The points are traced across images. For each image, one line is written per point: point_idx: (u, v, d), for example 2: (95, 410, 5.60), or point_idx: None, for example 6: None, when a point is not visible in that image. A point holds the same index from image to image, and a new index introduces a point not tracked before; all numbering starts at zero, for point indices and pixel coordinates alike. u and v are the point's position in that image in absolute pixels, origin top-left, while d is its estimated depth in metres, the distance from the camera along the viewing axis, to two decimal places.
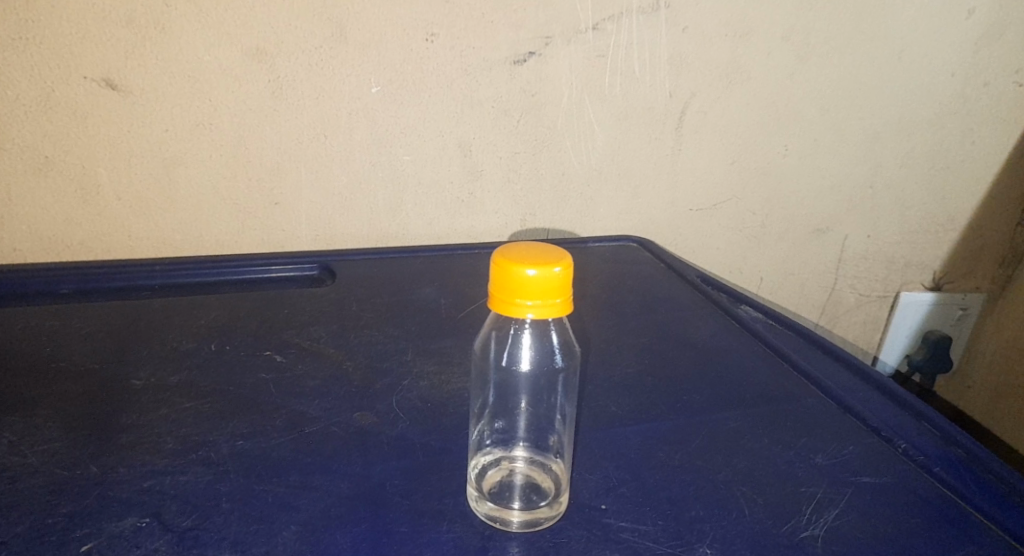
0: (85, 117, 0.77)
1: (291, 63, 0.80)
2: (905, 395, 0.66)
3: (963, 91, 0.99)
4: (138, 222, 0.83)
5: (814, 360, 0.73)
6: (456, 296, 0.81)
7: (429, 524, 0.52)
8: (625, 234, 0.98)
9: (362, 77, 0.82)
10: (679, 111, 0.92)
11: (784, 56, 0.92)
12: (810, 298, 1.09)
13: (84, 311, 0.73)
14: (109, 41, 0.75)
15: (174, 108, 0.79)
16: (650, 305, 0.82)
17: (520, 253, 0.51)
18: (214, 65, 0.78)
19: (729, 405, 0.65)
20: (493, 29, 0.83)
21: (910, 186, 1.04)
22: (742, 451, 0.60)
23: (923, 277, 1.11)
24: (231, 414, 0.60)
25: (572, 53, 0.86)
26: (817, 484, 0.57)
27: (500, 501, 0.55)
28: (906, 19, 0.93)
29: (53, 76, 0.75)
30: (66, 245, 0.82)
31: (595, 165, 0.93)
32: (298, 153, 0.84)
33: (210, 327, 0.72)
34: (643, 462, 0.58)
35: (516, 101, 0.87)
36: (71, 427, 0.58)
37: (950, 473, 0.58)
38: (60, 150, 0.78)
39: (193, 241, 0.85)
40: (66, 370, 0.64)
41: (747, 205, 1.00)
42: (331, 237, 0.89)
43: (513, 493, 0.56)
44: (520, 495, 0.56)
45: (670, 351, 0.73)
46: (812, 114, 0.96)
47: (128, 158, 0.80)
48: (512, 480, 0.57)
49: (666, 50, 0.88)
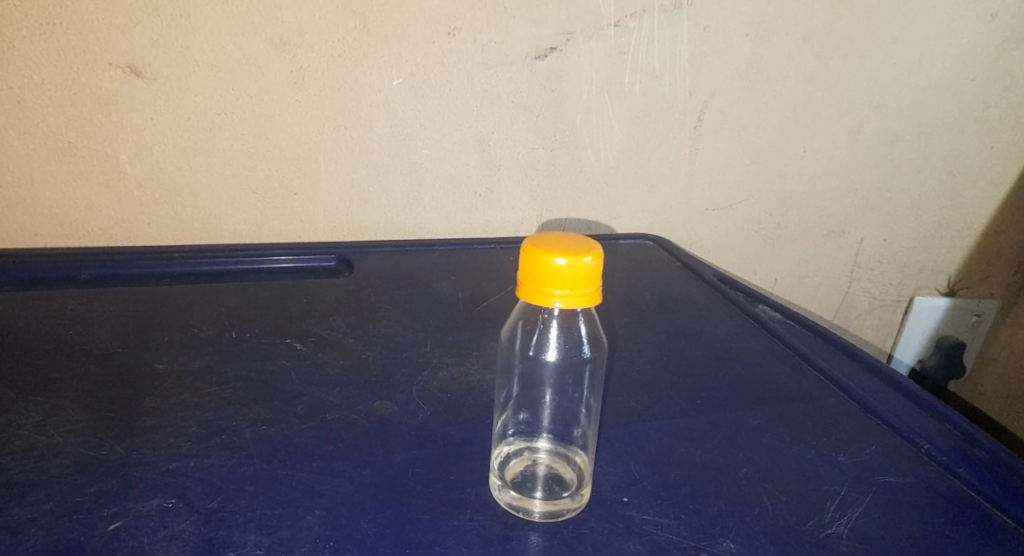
0: (109, 104, 0.78)
1: (313, 54, 0.80)
2: (926, 397, 0.66)
3: (982, 98, 0.99)
4: (158, 209, 0.83)
5: (832, 360, 0.72)
6: (474, 290, 0.81)
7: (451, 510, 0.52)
8: (641, 233, 0.98)
9: (384, 69, 0.82)
10: (698, 110, 0.92)
11: (805, 57, 0.92)
12: (824, 300, 1.09)
13: (106, 297, 0.73)
14: (136, 28, 0.75)
15: (197, 96, 0.79)
16: (668, 303, 0.82)
17: (551, 243, 0.51)
18: (239, 54, 0.78)
19: (750, 403, 0.65)
20: (515, 24, 0.83)
21: (927, 190, 1.04)
22: (764, 449, 0.60)
23: (937, 283, 1.11)
24: (253, 400, 0.60)
25: (593, 50, 0.86)
26: (839, 483, 0.57)
27: (524, 490, 0.55)
28: (926, 23, 0.93)
29: (79, 62, 0.75)
30: (86, 231, 0.82)
31: (613, 163, 0.93)
32: (318, 144, 0.84)
33: (230, 315, 0.72)
34: (665, 457, 0.58)
35: (536, 97, 0.87)
36: (94, 409, 0.58)
37: (972, 474, 0.58)
38: (84, 136, 0.78)
39: (211, 230, 0.85)
40: (88, 353, 0.64)
41: (764, 206, 1.00)
42: (348, 228, 0.89)
43: (537, 482, 0.56)
44: (542, 484, 0.56)
45: (688, 349, 0.73)
46: (830, 117, 0.96)
47: (151, 145, 0.80)
48: (536, 471, 0.57)
49: (687, 49, 0.88)
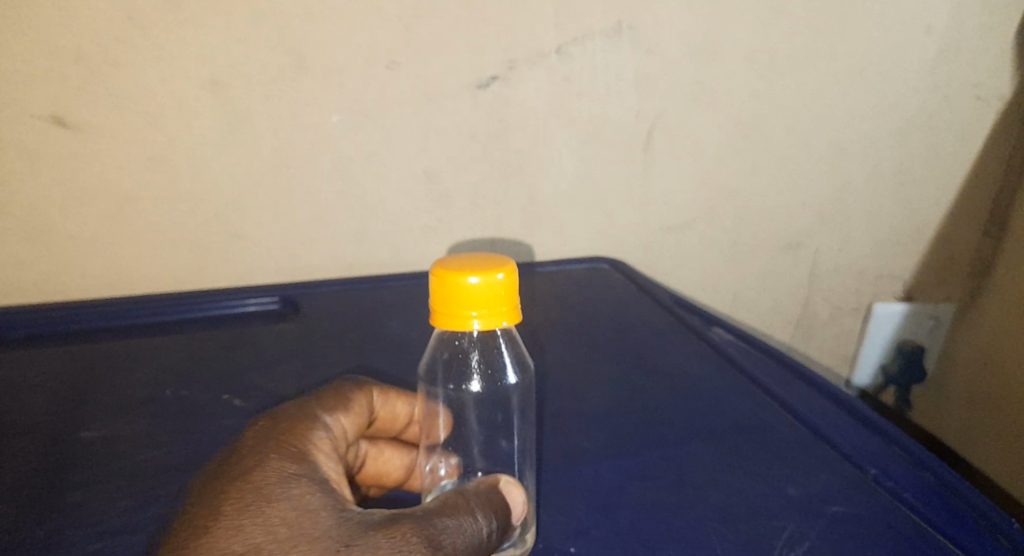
0: (36, 156, 0.76)
1: (249, 95, 0.78)
2: (878, 420, 0.65)
3: (927, 105, 0.99)
4: (94, 259, 0.81)
5: (785, 383, 0.72)
6: (426, 328, 0.79)
7: (382, 545, 0.46)
8: (597, 256, 0.97)
9: (322, 106, 0.81)
10: (646, 131, 0.91)
11: (748, 74, 0.91)
12: (783, 313, 1.08)
13: (37, 359, 0.71)
14: (59, 78, 0.73)
15: (128, 144, 0.77)
16: (623, 331, 0.81)
17: (461, 263, 0.51)
18: (170, 98, 0.77)
19: (701, 436, 0.64)
20: (455, 54, 0.82)
21: (879, 199, 1.04)
22: (715, 484, 0.59)
23: (894, 290, 1.10)
24: (189, 466, 0.58)
25: (536, 77, 0.85)
26: (788, 517, 0.56)
27: (455, 516, 0.49)
28: (865, 35, 0.93)
29: (2, 115, 0.73)
30: (19, 286, 0.80)
31: (564, 188, 0.92)
32: (260, 186, 0.82)
33: (168, 371, 0.70)
34: (615, 501, 0.57)
35: (481, 126, 0.86)
36: (20, 487, 0.56)
37: (920, 500, 0.58)
38: (11, 190, 0.76)
39: (152, 278, 0.83)
40: (15, 424, 0.62)
41: (718, 222, 0.99)
42: (296, 268, 0.87)
43: (476, 498, 0.50)
44: (481, 502, 0.50)
45: (643, 381, 0.72)
46: (778, 131, 0.96)
47: (82, 196, 0.78)
48: (478, 488, 0.51)
49: (630, 70, 0.88)
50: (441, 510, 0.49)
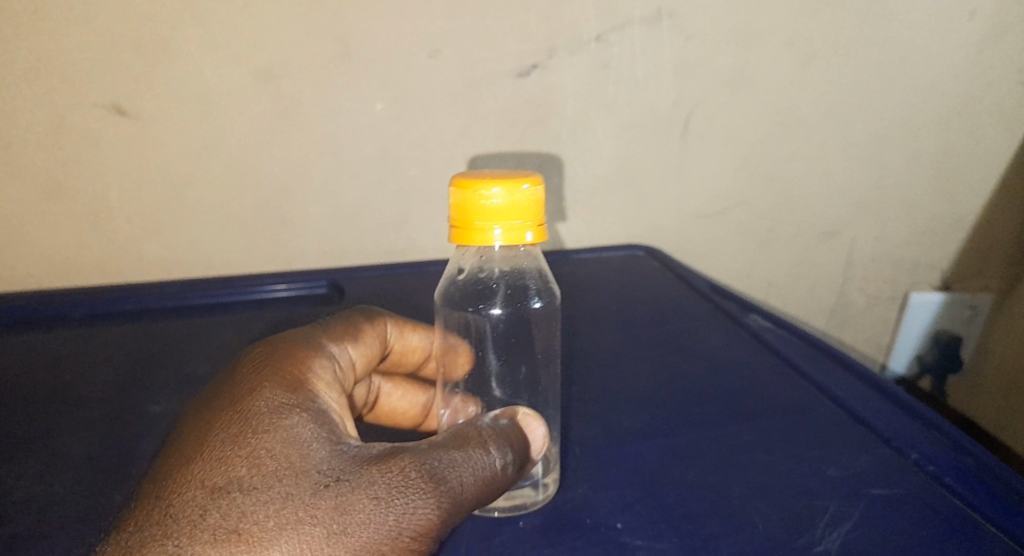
0: (95, 143, 0.79)
1: (298, 83, 0.80)
2: (916, 404, 0.66)
3: (968, 93, 0.99)
4: (148, 243, 0.84)
5: (824, 368, 0.73)
6: None
7: (376, 477, 0.49)
8: (633, 242, 0.99)
9: (368, 94, 0.83)
10: (684, 118, 0.92)
11: (788, 62, 0.92)
12: (819, 301, 1.09)
13: (100, 338, 0.74)
14: (118, 67, 0.76)
15: (182, 131, 0.80)
16: (660, 316, 0.82)
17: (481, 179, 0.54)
18: (223, 87, 0.79)
19: (741, 417, 0.65)
20: (497, 42, 0.83)
21: (917, 187, 1.03)
22: (755, 464, 0.60)
23: (931, 278, 1.10)
24: None
25: (576, 64, 0.86)
26: (830, 498, 0.57)
27: (465, 449, 0.51)
28: (907, 23, 0.93)
29: (64, 103, 0.76)
30: (78, 268, 0.83)
31: (603, 175, 0.93)
32: (306, 171, 0.85)
33: (223, 350, 0.72)
34: (657, 479, 0.59)
35: (521, 113, 0.87)
36: (92, 455, 0.58)
37: (960, 482, 0.59)
38: (72, 176, 0.79)
39: (203, 261, 0.86)
40: (83, 398, 0.65)
41: (754, 209, 1.00)
42: (340, 252, 0.90)
43: (488, 434, 0.53)
44: (492, 439, 0.52)
45: (681, 363, 0.73)
46: (817, 119, 0.96)
47: (138, 182, 0.81)
48: (495, 424, 0.54)
49: (670, 58, 0.88)
50: (449, 444, 0.51)
